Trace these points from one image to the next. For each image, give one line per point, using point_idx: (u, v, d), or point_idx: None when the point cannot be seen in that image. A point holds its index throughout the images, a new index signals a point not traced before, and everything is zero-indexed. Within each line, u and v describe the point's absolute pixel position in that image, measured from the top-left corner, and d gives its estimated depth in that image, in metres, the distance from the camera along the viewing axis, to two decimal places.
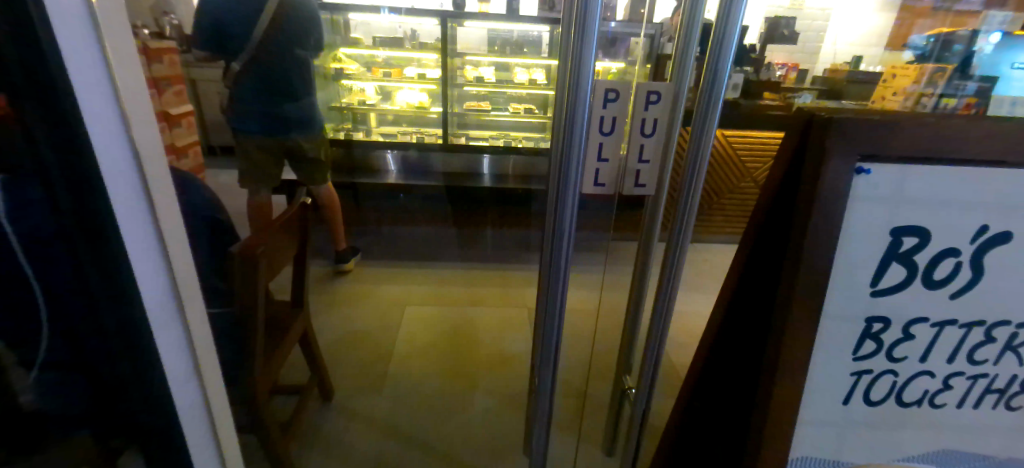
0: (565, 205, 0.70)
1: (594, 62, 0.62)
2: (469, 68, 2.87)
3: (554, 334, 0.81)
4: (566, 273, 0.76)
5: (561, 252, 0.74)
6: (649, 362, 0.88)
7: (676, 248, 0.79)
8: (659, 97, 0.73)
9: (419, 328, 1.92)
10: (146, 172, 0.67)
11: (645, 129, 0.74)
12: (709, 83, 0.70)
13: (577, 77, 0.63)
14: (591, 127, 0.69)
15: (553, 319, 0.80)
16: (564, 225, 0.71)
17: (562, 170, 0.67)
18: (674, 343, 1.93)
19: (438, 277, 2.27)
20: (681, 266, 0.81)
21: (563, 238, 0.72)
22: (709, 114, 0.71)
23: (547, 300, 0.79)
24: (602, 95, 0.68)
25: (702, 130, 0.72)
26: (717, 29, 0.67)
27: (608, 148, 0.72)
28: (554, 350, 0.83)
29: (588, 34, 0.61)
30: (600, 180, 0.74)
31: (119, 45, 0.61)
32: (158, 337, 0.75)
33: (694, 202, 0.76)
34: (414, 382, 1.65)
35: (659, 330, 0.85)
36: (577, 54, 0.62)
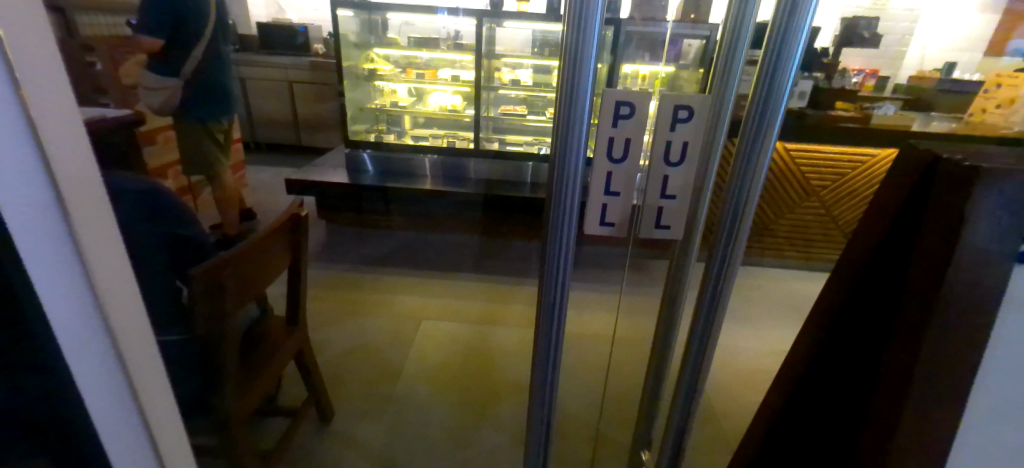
0: (557, 251, 0.54)
1: (593, 65, 0.46)
2: (506, 70, 2.73)
3: (546, 400, 0.67)
4: (560, 335, 0.60)
5: (553, 309, 0.58)
6: (669, 439, 0.72)
7: (709, 307, 0.62)
8: (691, 113, 0.52)
9: (431, 346, 1.79)
10: (63, 191, 0.58)
11: (671, 155, 0.54)
12: (762, 95, 0.51)
13: (573, 88, 0.47)
14: (596, 152, 0.52)
15: (547, 385, 0.65)
16: (556, 277, 0.56)
17: (553, 207, 0.52)
18: (717, 386, 1.69)
19: (458, 289, 2.15)
20: (717, 329, 0.64)
21: (553, 291, 0.57)
22: (761, 138, 0.53)
23: (535, 364, 0.64)
24: (610, 111, 0.51)
25: (749, 160, 0.54)
26: (773, 21, 0.49)
27: (619, 180, 0.54)
28: (544, 418, 0.69)
29: (586, 30, 0.45)
30: (609, 218, 0.56)
31: (23, 40, 0.52)
32: (88, 387, 0.67)
33: (733, 252, 0.58)
34: (418, 409, 1.51)
35: (683, 407, 0.69)
36: (572, 57, 0.46)
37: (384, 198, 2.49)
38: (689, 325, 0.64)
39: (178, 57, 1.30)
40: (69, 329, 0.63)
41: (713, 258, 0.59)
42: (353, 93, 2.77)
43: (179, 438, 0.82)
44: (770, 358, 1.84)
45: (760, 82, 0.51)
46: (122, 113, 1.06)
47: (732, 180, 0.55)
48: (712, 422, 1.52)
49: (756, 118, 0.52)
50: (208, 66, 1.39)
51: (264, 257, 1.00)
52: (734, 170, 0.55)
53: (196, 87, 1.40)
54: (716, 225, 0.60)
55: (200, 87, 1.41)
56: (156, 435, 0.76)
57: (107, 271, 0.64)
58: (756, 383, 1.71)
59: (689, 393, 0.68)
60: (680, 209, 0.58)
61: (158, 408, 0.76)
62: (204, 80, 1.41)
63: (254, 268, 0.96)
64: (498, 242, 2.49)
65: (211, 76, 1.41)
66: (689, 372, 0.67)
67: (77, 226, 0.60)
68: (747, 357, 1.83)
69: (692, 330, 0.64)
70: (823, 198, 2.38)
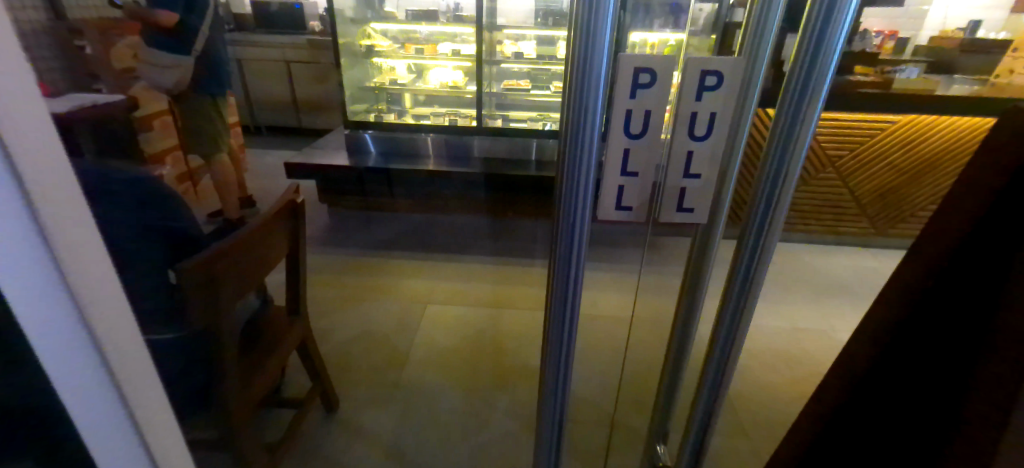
0: (568, 240, 0.49)
1: (610, 26, 0.40)
2: (509, 43, 2.63)
3: (558, 399, 0.64)
4: (575, 329, 0.56)
5: (567, 302, 0.54)
6: (690, 436, 0.69)
7: (737, 296, 0.57)
8: (720, 79, 0.46)
9: (440, 330, 1.77)
10: (30, 187, 0.53)
11: (696, 129, 0.48)
12: (806, 57, 0.44)
13: (585, 54, 0.41)
14: (611, 126, 0.46)
15: (561, 384, 0.62)
16: (569, 270, 0.51)
17: (565, 190, 0.46)
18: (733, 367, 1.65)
19: (465, 272, 2.11)
20: (746, 321, 0.59)
21: (564, 284, 0.53)
22: (802, 108, 0.46)
23: (546, 360, 0.60)
24: (627, 78, 0.44)
25: (788, 134, 0.48)
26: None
27: (638, 157, 0.48)
28: (556, 417, 0.66)
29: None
30: (626, 202, 0.50)
31: None
32: (71, 401, 0.65)
33: (767, 237, 0.53)
34: (426, 396, 1.49)
35: (706, 404, 0.65)
36: (583, 18, 0.40)
37: (388, 182, 2.44)
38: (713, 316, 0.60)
39: (188, 35, 1.49)
40: (46, 336, 0.60)
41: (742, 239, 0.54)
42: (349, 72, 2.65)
43: (171, 434, 0.80)
44: (787, 337, 1.79)
45: (803, 40, 0.44)
46: (115, 97, 1.21)
47: (769, 157, 0.50)
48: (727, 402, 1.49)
49: (800, 85, 0.46)
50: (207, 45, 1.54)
51: (257, 246, 0.95)
52: (771, 145, 0.50)
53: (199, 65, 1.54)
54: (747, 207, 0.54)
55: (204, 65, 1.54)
56: (149, 434, 0.74)
57: (82, 270, 0.60)
58: (772, 362, 1.67)
59: (714, 390, 0.63)
60: (706, 190, 0.51)
61: (146, 407, 0.73)
62: (205, 59, 1.54)
63: (246, 259, 0.92)
64: (506, 223, 2.43)
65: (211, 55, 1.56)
66: (713, 369, 0.62)
67: (46, 225, 0.55)
68: (765, 336, 1.78)
69: (719, 319, 0.59)
70: (842, 169, 2.29)
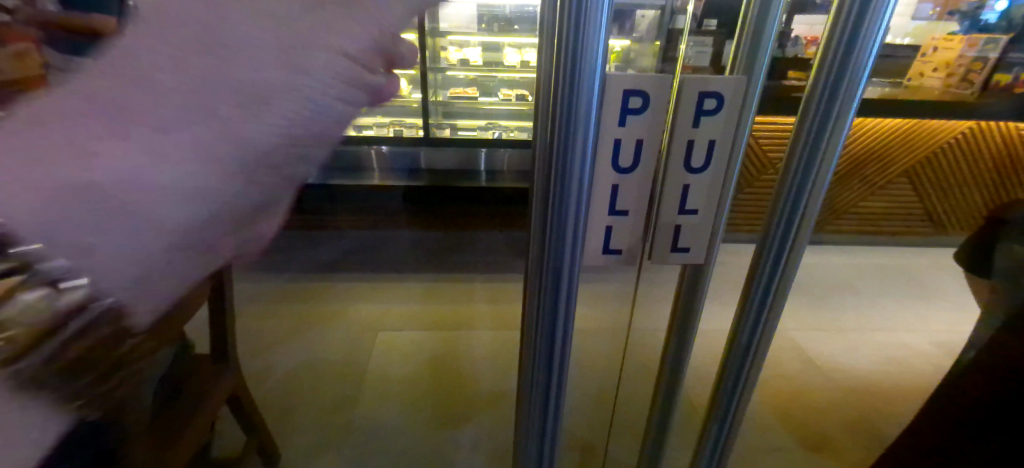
0: (555, 274, 0.48)
1: (601, 54, 0.39)
2: (453, 49, 2.55)
3: (544, 431, 0.61)
4: (563, 366, 0.56)
5: (558, 341, 0.53)
6: (710, 429, 0.74)
7: (762, 297, 0.62)
8: (717, 102, 0.45)
9: (393, 358, 1.64)
10: None
11: (693, 159, 0.47)
12: (829, 83, 0.50)
13: (572, 85, 0.39)
14: (600, 158, 0.45)
15: (550, 410, 0.59)
16: (554, 297, 0.50)
17: (557, 232, 0.45)
18: (697, 372, 1.65)
19: (421, 290, 2.00)
20: (774, 323, 0.64)
21: (548, 312, 0.51)
22: (828, 126, 0.52)
23: (526, 383, 0.58)
24: (617, 103, 0.42)
25: (811, 152, 0.54)
26: (843, 1, 0.48)
27: (629, 192, 0.47)
28: (539, 445, 0.63)
29: (590, 15, 0.37)
30: (615, 244, 0.50)
31: None
32: None
33: (793, 243, 0.58)
34: (386, 434, 1.37)
35: (729, 400, 0.70)
36: (569, 46, 0.38)
37: (329, 197, 2.05)
38: (734, 317, 0.65)
39: None
40: None
41: (766, 242, 0.59)
42: None
43: None
44: None
45: (825, 67, 0.50)
46: None
47: (786, 185, 0.56)
48: (693, 410, 1.47)
49: (816, 123, 0.52)
50: None
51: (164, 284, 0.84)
52: (788, 173, 0.56)
53: None
54: (768, 216, 0.59)
55: None
56: None
57: None
58: None
59: (738, 387, 0.68)
60: (702, 224, 0.51)
61: None
62: None
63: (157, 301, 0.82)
64: (461, 235, 2.35)
65: None
66: (736, 367, 0.67)
67: None
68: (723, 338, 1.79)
69: (736, 334, 0.66)
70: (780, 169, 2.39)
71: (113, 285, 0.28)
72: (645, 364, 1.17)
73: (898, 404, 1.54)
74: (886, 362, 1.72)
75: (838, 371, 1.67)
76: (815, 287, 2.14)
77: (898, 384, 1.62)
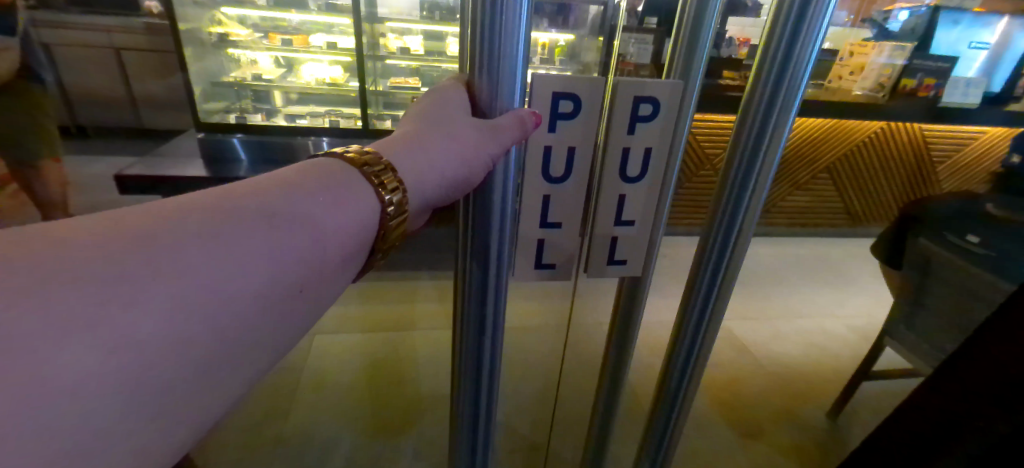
0: (479, 288, 0.47)
1: (517, 57, 0.38)
2: (393, 37, 2.41)
3: (480, 447, 0.59)
4: (494, 381, 0.54)
5: (489, 358, 0.51)
6: (654, 432, 0.76)
7: (702, 307, 0.63)
8: (653, 109, 0.43)
9: (330, 363, 1.55)
10: None
11: (630, 169, 0.46)
12: (766, 95, 0.50)
13: (490, 94, 0.40)
14: (529, 168, 0.44)
15: (479, 429, 0.57)
16: (481, 314, 0.48)
17: (482, 245, 0.45)
18: (641, 365, 1.67)
19: (363, 290, 1.90)
20: (714, 333, 0.65)
21: (474, 329, 0.49)
22: (768, 133, 0.52)
23: (456, 404, 0.55)
24: (547, 108, 0.42)
25: (748, 166, 0.54)
26: (781, 10, 0.48)
27: (560, 202, 0.46)
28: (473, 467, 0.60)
29: (509, 17, 0.36)
30: (547, 259, 0.50)
31: None
32: None
33: (733, 253, 0.59)
34: (322, 445, 1.29)
35: (672, 407, 0.72)
36: (487, 46, 0.38)
37: None
38: (676, 324, 0.66)
39: None
40: None
41: (707, 250, 0.60)
42: (198, 65, 2.25)
43: None
44: None
45: (764, 78, 0.50)
46: None
47: (726, 192, 0.56)
48: (634, 404, 1.49)
49: (754, 132, 0.52)
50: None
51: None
52: (730, 181, 0.56)
53: None
54: (710, 225, 0.59)
55: None
56: None
57: None
58: None
59: (680, 394, 0.70)
60: (638, 238, 0.50)
61: None
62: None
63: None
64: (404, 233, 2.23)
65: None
66: (679, 374, 0.69)
67: None
68: (664, 330, 1.82)
69: (678, 339, 0.67)
70: (717, 165, 2.47)
71: (293, 327, 0.36)
72: (587, 361, 1.17)
73: (819, 387, 1.64)
74: (809, 348, 1.83)
75: (770, 360, 1.76)
76: (749, 278, 2.24)
77: (821, 368, 1.72)
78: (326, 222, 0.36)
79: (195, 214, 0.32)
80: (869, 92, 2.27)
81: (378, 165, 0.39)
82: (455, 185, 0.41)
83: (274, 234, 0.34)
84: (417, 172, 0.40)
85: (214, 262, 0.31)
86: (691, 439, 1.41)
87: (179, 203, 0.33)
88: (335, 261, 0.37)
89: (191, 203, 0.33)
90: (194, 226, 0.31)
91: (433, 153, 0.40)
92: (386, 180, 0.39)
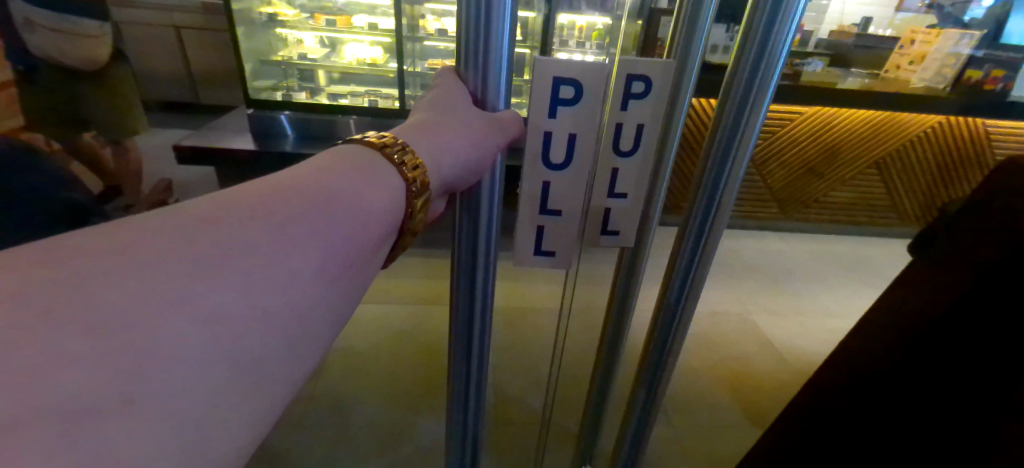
0: (468, 253, 0.52)
1: (504, 49, 0.43)
2: (432, 18, 2.45)
3: (472, 410, 0.63)
4: (483, 346, 0.58)
5: (476, 323, 0.56)
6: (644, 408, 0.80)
7: (681, 281, 0.65)
8: (646, 86, 0.46)
9: (358, 334, 1.64)
10: None
11: (624, 144, 0.49)
12: (746, 76, 0.52)
13: (482, 86, 0.46)
14: (533, 156, 0.48)
15: (470, 390, 0.62)
16: (471, 279, 0.53)
17: (470, 213, 0.50)
18: None
19: (394, 266, 1.99)
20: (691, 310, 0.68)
21: (466, 293, 0.55)
22: (744, 113, 0.54)
23: (452, 367, 0.61)
24: (547, 95, 0.44)
25: (727, 145, 0.56)
26: None
27: (560, 187, 0.49)
28: (460, 429, 0.65)
29: (494, 17, 0.41)
30: (549, 247, 0.53)
31: None
32: None
33: (710, 231, 0.61)
34: (346, 409, 1.38)
35: (650, 387, 0.76)
36: (475, 40, 0.43)
37: None
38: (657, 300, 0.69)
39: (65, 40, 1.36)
40: None
41: (687, 231, 0.62)
42: (248, 44, 2.36)
43: None
44: (711, 323, 1.84)
45: (743, 60, 0.52)
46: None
47: (705, 169, 0.58)
48: None
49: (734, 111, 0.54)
50: (86, 46, 1.42)
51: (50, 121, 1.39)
52: (707, 163, 0.58)
53: (76, 64, 1.43)
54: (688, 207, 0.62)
55: (80, 63, 1.44)
56: None
57: None
58: (694, 342, 1.74)
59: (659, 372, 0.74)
60: (631, 211, 0.53)
61: None
62: (83, 59, 1.44)
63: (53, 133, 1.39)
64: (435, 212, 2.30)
65: (82, 55, 1.43)
66: (658, 351, 0.72)
67: None
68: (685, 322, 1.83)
69: (660, 316, 0.70)
70: (757, 157, 2.39)
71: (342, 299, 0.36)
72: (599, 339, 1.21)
73: None
74: None
75: (797, 357, 1.72)
76: (784, 275, 2.18)
77: None
78: (365, 203, 0.38)
79: (237, 211, 0.32)
80: (929, 82, 2.10)
81: (394, 145, 0.43)
82: (472, 166, 0.46)
83: (321, 208, 0.36)
84: (435, 153, 0.44)
85: (274, 246, 0.31)
86: (703, 427, 1.42)
87: (218, 201, 0.33)
88: (378, 237, 0.40)
89: (231, 200, 0.33)
90: (245, 214, 0.32)
91: (444, 141, 0.44)
92: (405, 158, 0.42)
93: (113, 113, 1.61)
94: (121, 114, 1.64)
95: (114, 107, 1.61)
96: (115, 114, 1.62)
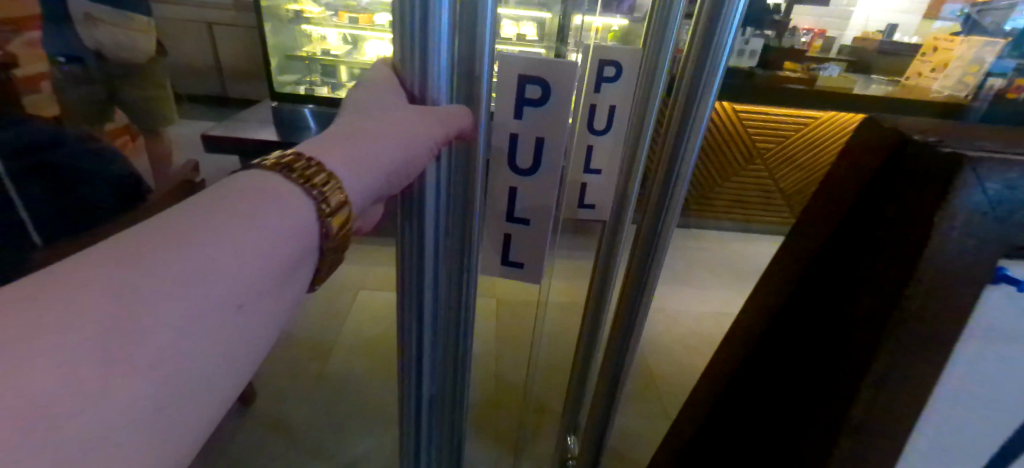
0: (412, 261, 0.51)
1: (442, 49, 0.42)
2: None
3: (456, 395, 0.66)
4: (431, 357, 0.58)
5: (418, 332, 0.55)
6: None
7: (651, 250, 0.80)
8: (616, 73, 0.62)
9: (367, 318, 1.72)
10: None
11: (597, 126, 0.66)
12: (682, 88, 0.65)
13: (421, 83, 0.44)
14: (503, 154, 0.61)
15: (420, 402, 0.60)
16: (418, 285, 0.52)
17: (409, 219, 0.49)
18: (658, 347, 1.72)
19: None
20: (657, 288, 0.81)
21: (413, 303, 0.53)
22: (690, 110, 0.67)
23: (403, 377, 0.59)
24: (516, 93, 0.57)
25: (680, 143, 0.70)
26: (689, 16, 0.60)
27: (526, 191, 0.63)
28: (417, 433, 0.64)
29: (429, 16, 0.40)
30: (516, 254, 0.68)
31: None
32: None
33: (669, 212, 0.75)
34: (351, 386, 1.45)
35: None
36: (413, 40, 0.42)
37: None
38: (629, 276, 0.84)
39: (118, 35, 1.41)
40: None
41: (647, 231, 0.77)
42: (275, 39, 2.46)
43: None
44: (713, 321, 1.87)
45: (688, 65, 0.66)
46: None
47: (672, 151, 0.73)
48: (645, 384, 1.55)
49: None
50: (136, 40, 1.46)
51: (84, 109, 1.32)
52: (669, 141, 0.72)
53: (124, 60, 1.45)
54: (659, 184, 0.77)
55: (128, 56, 1.45)
56: None
57: None
58: (693, 338, 1.77)
59: None
60: (606, 182, 0.71)
61: None
62: (132, 55, 1.46)
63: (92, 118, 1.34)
64: None
65: (131, 50, 1.46)
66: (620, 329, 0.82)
67: None
68: (687, 318, 1.86)
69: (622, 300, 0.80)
70: (768, 160, 2.41)
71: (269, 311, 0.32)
72: None
73: None
74: None
75: None
76: None
77: None
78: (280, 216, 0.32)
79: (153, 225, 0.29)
80: None
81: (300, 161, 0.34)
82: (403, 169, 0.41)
83: (220, 230, 0.29)
84: (356, 163, 0.37)
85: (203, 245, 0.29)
86: None
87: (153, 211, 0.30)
88: (295, 254, 0.33)
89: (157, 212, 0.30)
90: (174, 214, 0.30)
91: (373, 142, 0.39)
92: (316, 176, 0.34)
93: (147, 98, 1.54)
94: (155, 101, 1.58)
95: (149, 92, 1.55)
96: (149, 100, 1.55)
